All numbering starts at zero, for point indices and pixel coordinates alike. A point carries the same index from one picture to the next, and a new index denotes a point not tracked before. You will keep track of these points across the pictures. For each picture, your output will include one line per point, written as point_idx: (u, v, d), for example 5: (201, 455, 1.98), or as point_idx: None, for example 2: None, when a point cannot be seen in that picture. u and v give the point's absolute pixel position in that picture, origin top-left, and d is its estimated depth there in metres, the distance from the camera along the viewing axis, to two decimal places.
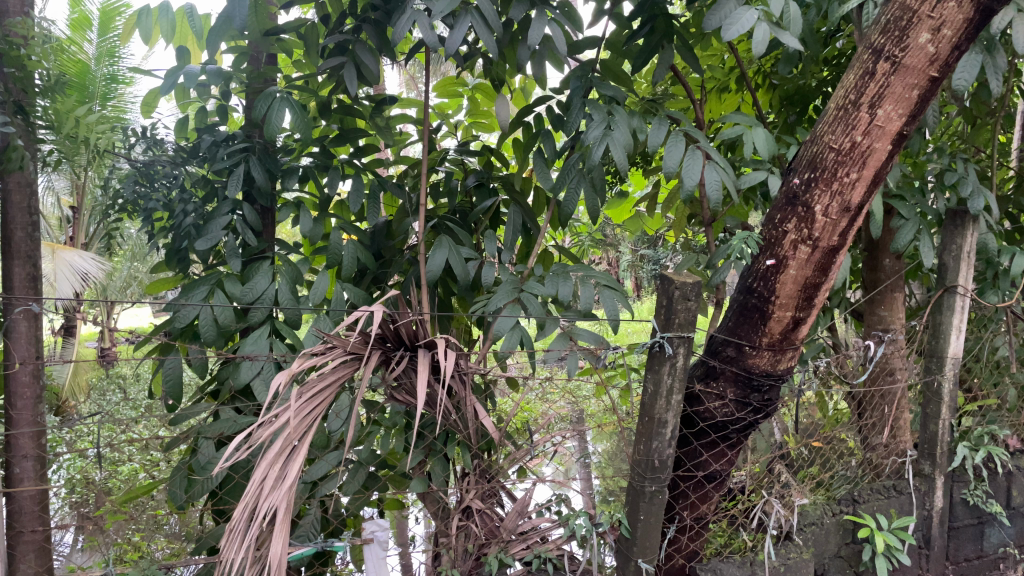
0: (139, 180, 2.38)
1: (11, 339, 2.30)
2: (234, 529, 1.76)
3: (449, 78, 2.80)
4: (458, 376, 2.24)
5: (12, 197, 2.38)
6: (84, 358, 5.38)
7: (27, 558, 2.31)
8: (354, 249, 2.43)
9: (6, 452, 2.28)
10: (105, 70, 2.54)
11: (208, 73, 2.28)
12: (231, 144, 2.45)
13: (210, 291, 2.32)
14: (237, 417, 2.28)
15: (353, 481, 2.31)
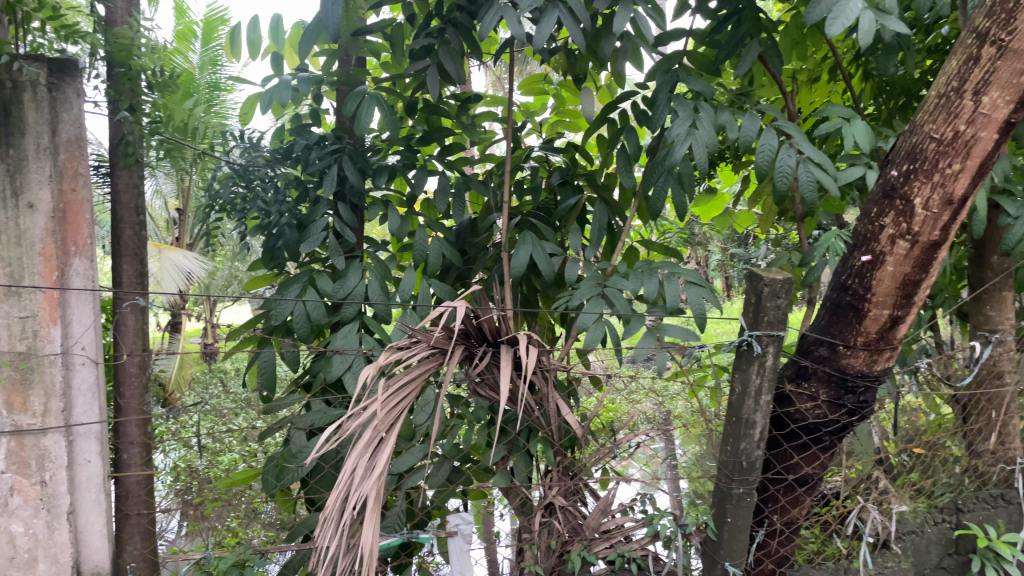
0: (237, 180, 2.52)
1: (119, 332, 2.43)
2: (327, 517, 1.83)
3: (535, 75, 2.82)
4: (541, 373, 2.25)
5: (121, 198, 2.52)
6: (188, 351, 5.66)
7: (132, 541, 2.41)
8: (439, 246, 2.46)
9: (115, 438, 2.38)
10: (208, 79, 2.85)
11: (299, 80, 2.37)
12: (323, 146, 2.51)
13: (304, 288, 2.41)
14: (327, 408, 2.35)
15: (438, 474, 2.36)
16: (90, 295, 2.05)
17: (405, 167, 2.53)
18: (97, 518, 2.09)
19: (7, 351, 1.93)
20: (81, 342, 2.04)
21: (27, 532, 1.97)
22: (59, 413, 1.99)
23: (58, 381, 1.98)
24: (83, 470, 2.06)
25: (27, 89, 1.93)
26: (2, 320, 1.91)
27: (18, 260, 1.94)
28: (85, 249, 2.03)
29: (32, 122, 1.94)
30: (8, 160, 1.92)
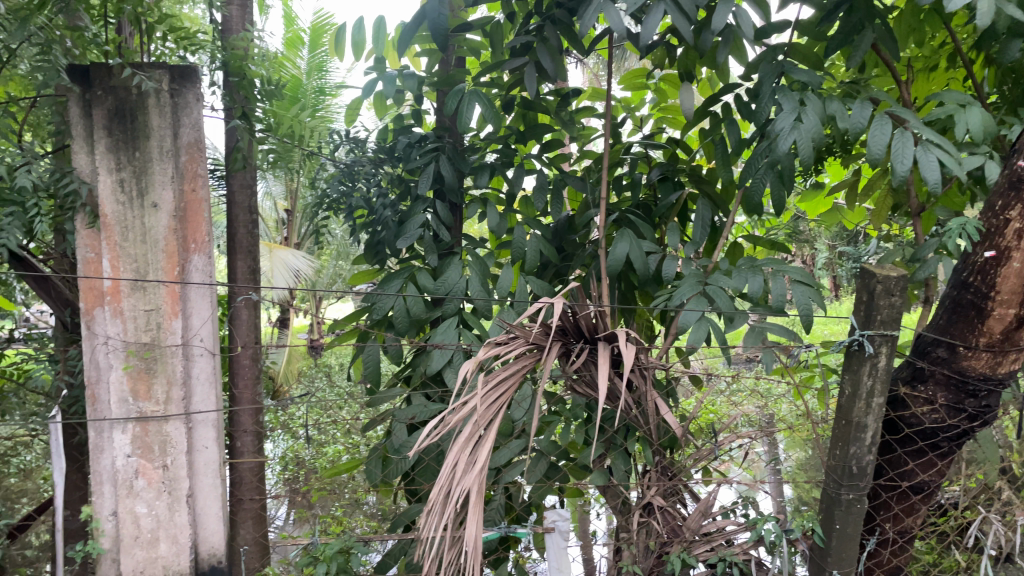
0: (343, 179, 2.67)
1: (234, 326, 2.58)
2: (432, 510, 1.86)
3: (635, 70, 2.78)
4: (639, 371, 2.23)
5: (236, 199, 2.65)
6: (296, 345, 5.88)
7: (245, 524, 2.52)
8: (537, 243, 2.47)
9: (230, 426, 2.55)
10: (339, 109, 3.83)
11: (404, 77, 2.41)
12: (424, 144, 2.53)
13: (403, 284, 2.45)
14: (427, 402, 2.39)
15: (535, 470, 2.36)
16: (208, 289, 2.15)
17: (503, 165, 2.55)
18: (214, 502, 2.19)
19: (134, 342, 2.06)
20: (199, 334, 2.15)
21: (151, 513, 2.09)
22: (180, 401, 2.10)
23: (179, 370, 2.10)
24: (201, 455, 2.17)
25: (151, 96, 2.05)
26: (130, 313, 2.05)
27: (144, 257, 2.06)
28: (203, 247, 2.14)
29: (156, 127, 2.06)
30: (135, 162, 2.05)
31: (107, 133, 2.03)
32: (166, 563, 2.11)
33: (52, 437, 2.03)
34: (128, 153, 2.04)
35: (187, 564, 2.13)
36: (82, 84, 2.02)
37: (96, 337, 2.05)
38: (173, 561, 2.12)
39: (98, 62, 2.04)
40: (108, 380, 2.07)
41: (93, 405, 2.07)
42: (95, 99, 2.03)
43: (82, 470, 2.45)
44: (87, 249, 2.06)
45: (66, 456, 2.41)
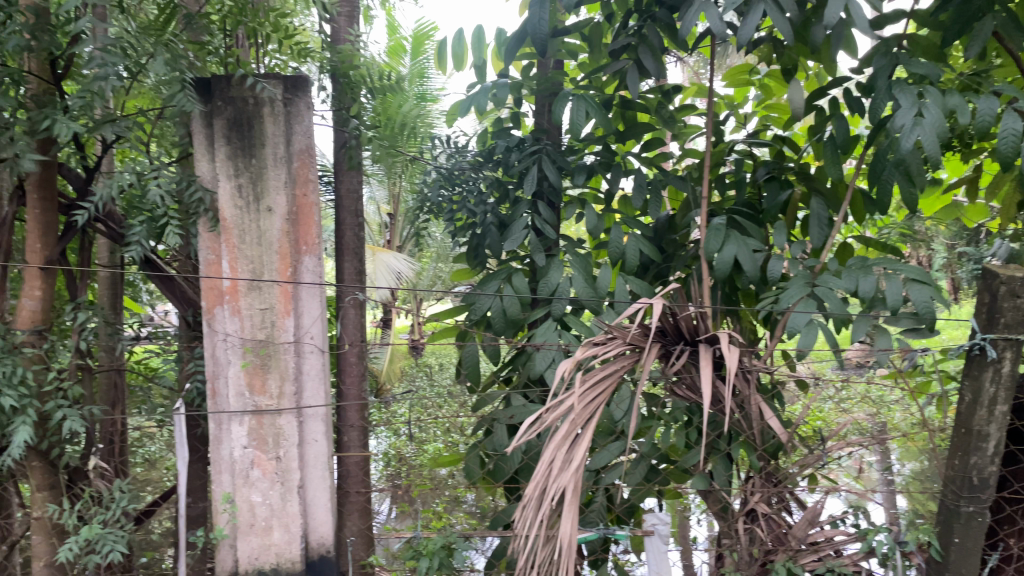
0: (443, 184, 2.72)
1: (342, 324, 2.69)
2: (527, 506, 1.89)
3: (739, 66, 2.72)
4: (742, 374, 2.20)
5: (343, 203, 2.75)
6: (398, 345, 6.02)
7: (352, 517, 2.62)
8: (636, 243, 2.45)
9: (338, 421, 2.65)
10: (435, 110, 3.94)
11: (500, 86, 2.45)
12: (523, 147, 2.56)
13: (501, 285, 2.48)
14: (526, 402, 2.42)
15: (635, 472, 2.34)
16: (318, 289, 2.23)
17: (603, 166, 2.54)
18: (323, 494, 2.27)
19: (250, 339, 2.17)
20: (311, 332, 2.24)
21: (265, 502, 2.20)
22: (292, 396, 2.20)
23: (291, 366, 2.20)
24: (311, 448, 2.26)
25: (266, 105, 2.16)
26: (247, 311, 2.16)
27: (259, 258, 2.18)
28: (314, 248, 2.21)
29: (270, 134, 2.16)
30: (252, 169, 2.16)
31: (226, 141, 2.15)
32: (279, 550, 2.21)
33: (177, 428, 2.17)
34: (246, 160, 2.16)
35: (298, 552, 2.22)
36: (204, 95, 2.14)
37: (217, 334, 2.18)
38: (286, 549, 2.22)
39: (218, 74, 2.16)
40: (227, 374, 2.19)
41: (214, 398, 2.20)
42: (216, 109, 2.15)
43: (203, 460, 2.60)
44: (208, 251, 2.18)
45: (189, 446, 2.56)
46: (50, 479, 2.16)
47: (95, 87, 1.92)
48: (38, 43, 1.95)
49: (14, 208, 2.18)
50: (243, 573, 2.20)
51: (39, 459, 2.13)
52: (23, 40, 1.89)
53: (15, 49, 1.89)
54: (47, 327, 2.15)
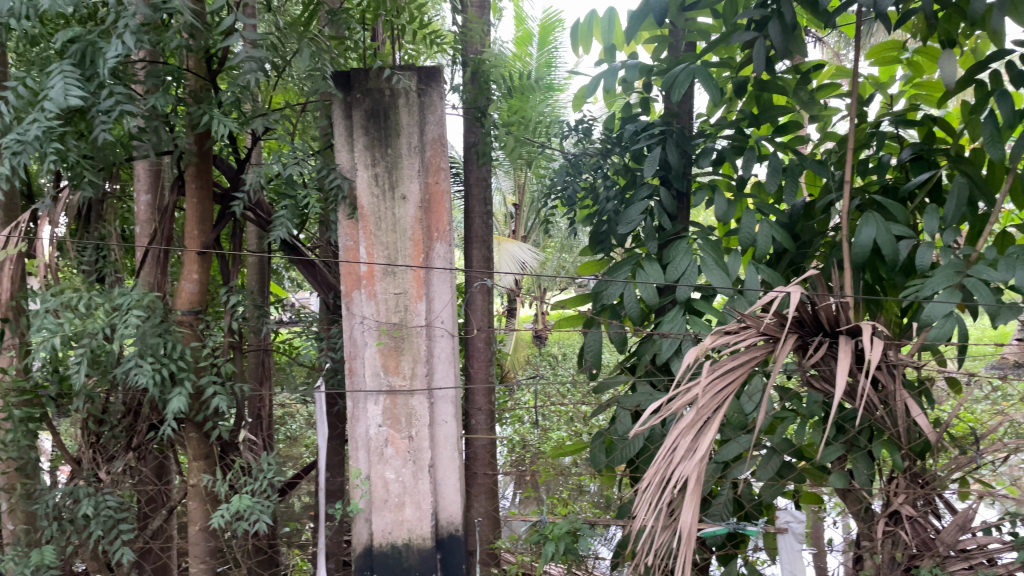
0: (569, 170, 2.72)
1: (470, 309, 2.77)
2: (647, 491, 1.85)
3: (886, 43, 2.57)
4: (887, 368, 2.11)
5: (473, 191, 2.82)
6: (523, 333, 6.07)
7: (479, 498, 2.70)
8: (770, 232, 2.35)
9: (465, 404, 2.73)
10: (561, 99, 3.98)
11: (628, 68, 2.42)
12: (651, 131, 2.51)
13: (630, 272, 2.47)
14: (653, 391, 2.39)
15: (768, 466, 2.26)
16: (448, 274, 2.29)
17: (734, 151, 2.45)
18: (452, 474, 2.32)
19: (385, 322, 2.26)
20: (441, 316, 2.30)
21: (398, 479, 2.28)
22: (424, 377, 2.27)
23: (423, 349, 2.27)
24: (441, 429, 2.32)
25: (402, 96, 2.22)
26: (382, 295, 2.25)
27: (394, 244, 2.25)
28: (445, 235, 2.30)
29: (405, 125, 2.23)
30: (387, 158, 2.23)
31: (364, 132, 2.23)
32: (411, 526, 2.28)
33: (318, 405, 2.27)
34: (382, 150, 2.23)
35: (428, 529, 2.29)
36: (345, 88, 2.24)
37: (354, 316, 2.28)
38: (417, 525, 2.28)
39: (358, 68, 2.25)
40: (363, 355, 2.29)
41: (350, 376, 2.30)
42: (355, 101, 2.24)
43: (340, 438, 2.73)
44: (347, 237, 2.28)
45: (328, 424, 2.69)
46: (204, 449, 2.32)
47: (245, 82, 2.05)
48: (195, 42, 2.10)
49: (174, 198, 2.34)
50: (377, 547, 2.28)
51: (194, 430, 2.29)
52: (184, 39, 2.04)
53: (176, 46, 2.03)
54: (202, 308, 2.30)
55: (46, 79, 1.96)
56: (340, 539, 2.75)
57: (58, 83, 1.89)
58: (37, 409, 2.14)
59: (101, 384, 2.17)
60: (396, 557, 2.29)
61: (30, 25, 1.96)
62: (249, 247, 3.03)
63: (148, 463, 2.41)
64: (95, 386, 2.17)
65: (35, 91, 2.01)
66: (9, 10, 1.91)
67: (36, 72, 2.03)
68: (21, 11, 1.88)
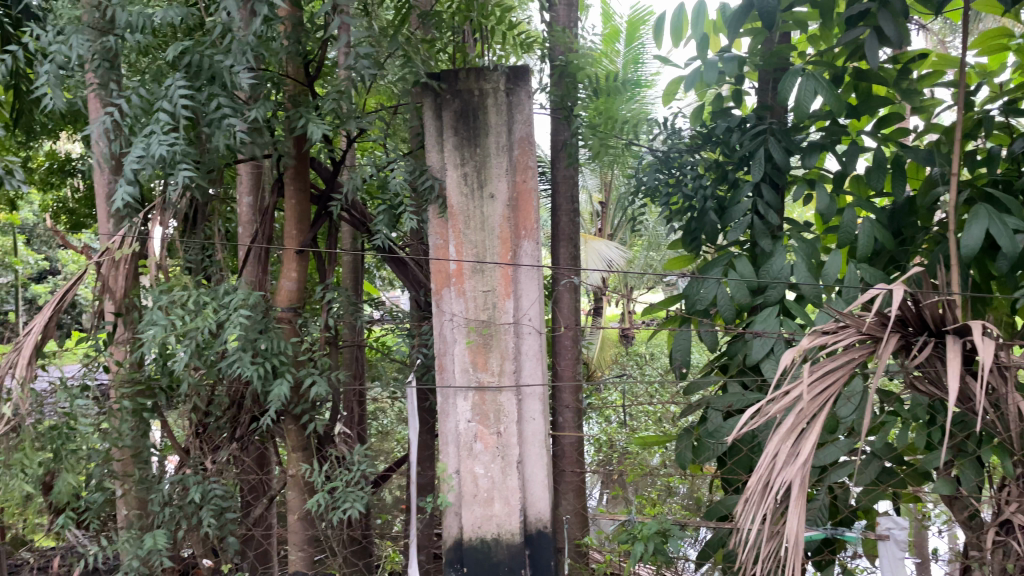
0: (660, 168, 2.68)
1: (558, 308, 2.80)
2: (749, 499, 1.81)
3: (995, 29, 2.44)
4: (998, 370, 2.00)
5: (560, 189, 2.82)
6: (609, 332, 6.05)
7: (567, 496, 2.70)
8: (870, 229, 2.27)
9: (553, 401, 2.75)
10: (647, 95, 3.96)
11: (726, 62, 2.38)
12: (747, 127, 2.46)
13: (723, 272, 2.42)
14: (744, 391, 2.34)
15: (867, 471, 2.18)
16: (537, 272, 2.30)
17: (832, 143, 2.36)
18: (540, 471, 2.34)
19: (474, 319, 2.29)
20: (529, 315, 2.31)
21: (487, 475, 2.31)
22: (512, 374, 2.29)
23: (510, 346, 2.29)
24: (529, 426, 2.33)
25: (491, 96, 2.25)
26: (471, 293, 2.28)
27: (482, 243, 2.28)
28: (532, 233, 2.28)
29: (494, 125, 2.25)
30: (476, 158, 2.26)
31: (454, 132, 2.27)
32: (500, 521, 2.31)
33: (409, 400, 2.33)
34: (471, 149, 2.27)
35: (517, 525, 2.30)
36: (435, 90, 2.28)
37: (444, 314, 2.32)
38: (506, 521, 2.31)
39: (447, 69, 2.30)
40: (452, 352, 2.33)
41: (441, 372, 2.34)
42: (445, 102, 2.29)
43: (431, 433, 2.78)
44: (437, 236, 2.32)
45: (419, 419, 2.75)
46: (302, 441, 2.41)
47: (342, 86, 2.12)
48: (296, 50, 2.18)
49: (275, 199, 2.44)
50: (467, 541, 2.32)
51: (293, 423, 2.39)
52: (285, 46, 2.13)
53: (277, 55, 2.12)
54: (300, 305, 2.40)
55: (160, 89, 2.08)
56: (430, 532, 2.81)
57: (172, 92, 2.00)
58: (151, 399, 2.27)
59: (208, 376, 2.28)
60: (486, 551, 2.32)
61: (146, 37, 2.09)
62: (343, 247, 3.13)
63: (250, 453, 2.52)
64: (202, 378, 2.29)
65: (150, 100, 2.14)
66: (127, 24, 2.04)
67: (150, 82, 2.16)
68: (137, 23, 2.00)
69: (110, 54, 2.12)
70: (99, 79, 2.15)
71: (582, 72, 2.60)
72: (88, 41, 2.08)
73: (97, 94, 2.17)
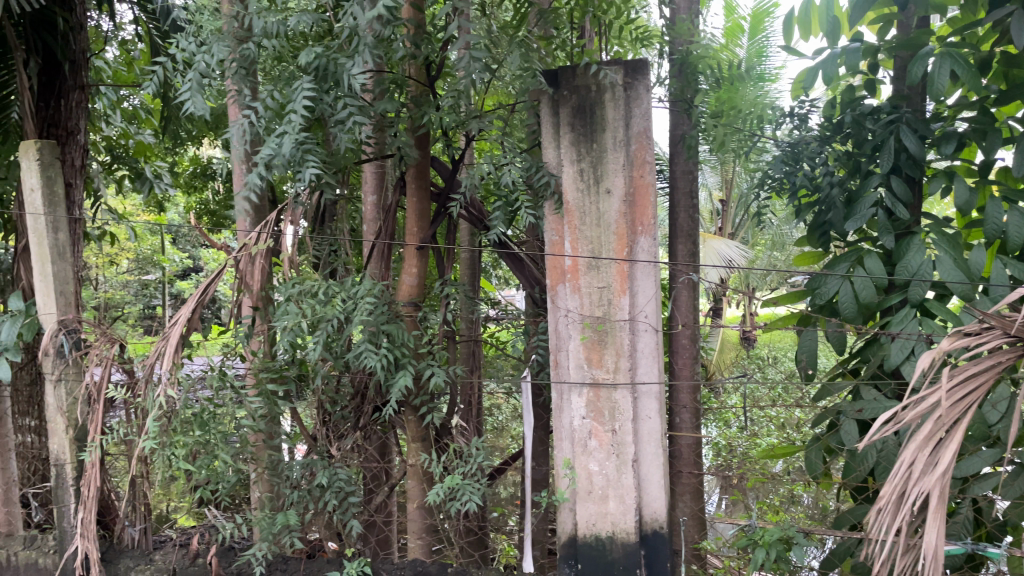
0: (786, 160, 2.53)
1: (675, 305, 2.72)
2: (882, 509, 1.70)
3: None
4: None
5: (678, 184, 2.77)
6: (729, 332, 5.90)
7: (685, 497, 2.66)
8: (1021, 220, 2.10)
9: (670, 401, 2.71)
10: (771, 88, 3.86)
11: (849, 52, 2.27)
12: (878, 116, 2.33)
13: (850, 268, 2.30)
14: (879, 397, 2.22)
15: (1015, 484, 2.01)
16: (653, 268, 2.26)
17: (977, 134, 2.19)
18: (656, 471, 2.29)
19: (589, 315, 2.28)
20: (645, 311, 2.27)
21: (602, 472, 2.29)
22: (627, 371, 2.26)
23: (626, 343, 2.26)
24: (645, 425, 2.29)
25: (608, 90, 2.24)
26: (586, 289, 2.28)
27: (598, 239, 2.26)
28: (649, 229, 2.25)
29: (611, 119, 2.24)
30: (593, 153, 2.26)
31: (571, 128, 2.27)
32: (615, 520, 2.29)
33: (524, 395, 2.35)
34: (588, 145, 2.26)
35: (633, 524, 2.28)
36: (552, 87, 2.29)
37: (558, 309, 2.33)
38: (621, 519, 2.29)
39: (565, 65, 2.30)
40: (567, 348, 2.33)
41: (555, 368, 2.35)
42: (562, 98, 2.28)
43: (546, 428, 2.80)
44: (553, 232, 2.33)
45: (534, 414, 2.78)
46: (421, 432, 2.48)
47: (460, 86, 2.16)
48: (419, 52, 2.25)
49: (397, 197, 2.53)
50: (581, 537, 2.32)
51: (413, 414, 2.46)
52: (407, 48, 2.19)
53: (401, 57, 2.19)
54: (420, 300, 2.47)
55: (291, 92, 2.19)
56: (545, 527, 2.83)
57: (301, 95, 2.10)
58: (283, 387, 2.40)
59: (335, 367, 2.39)
60: (601, 549, 2.31)
61: (279, 43, 2.21)
62: (462, 244, 3.21)
63: (372, 442, 2.61)
64: (330, 369, 2.39)
65: (283, 104, 2.26)
66: (263, 30, 2.16)
67: (282, 86, 2.28)
68: (273, 31, 2.12)
69: (247, 61, 2.25)
70: (238, 83, 2.29)
71: (701, 70, 2.54)
72: (227, 48, 2.22)
73: (234, 98, 2.31)
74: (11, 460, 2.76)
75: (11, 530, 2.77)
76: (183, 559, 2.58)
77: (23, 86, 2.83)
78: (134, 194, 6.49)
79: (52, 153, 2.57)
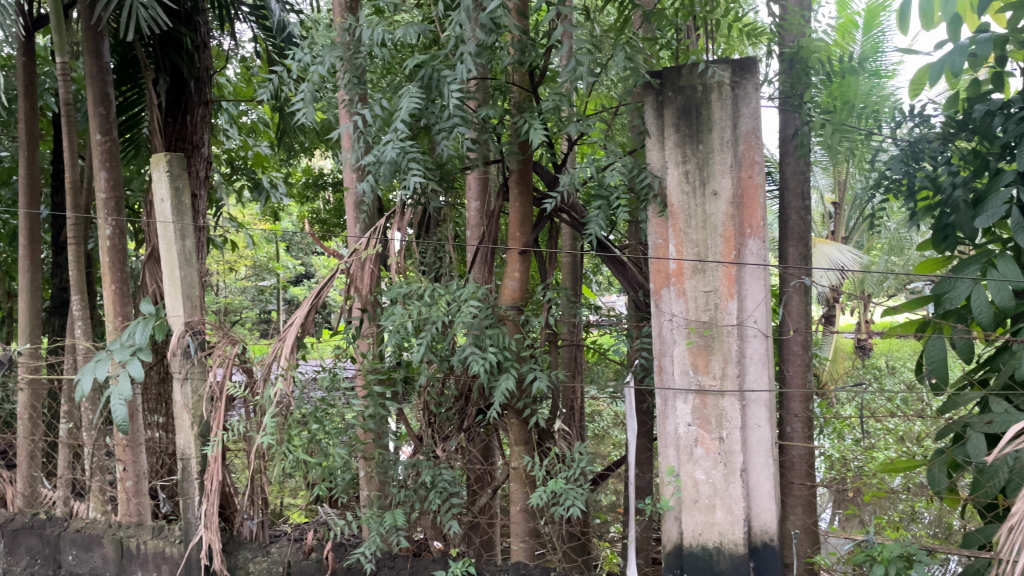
0: (905, 159, 2.42)
1: (786, 311, 2.65)
2: (1016, 528, 1.59)
3: None
4: None
5: (789, 184, 2.69)
6: (842, 339, 5.65)
7: (796, 510, 2.56)
8: None
9: (780, 409, 2.63)
10: None
11: (979, 42, 2.12)
12: (1009, 111, 2.18)
13: (984, 269, 2.17)
14: (1011, 409, 2.08)
15: None
16: (763, 271, 2.21)
17: None
18: (766, 481, 2.22)
19: (694, 320, 2.23)
20: (754, 316, 2.21)
21: (708, 480, 2.24)
22: (735, 378, 2.19)
23: (734, 348, 2.19)
24: (754, 433, 2.23)
25: (715, 90, 2.18)
26: (691, 293, 2.23)
27: (704, 242, 2.21)
28: (758, 231, 2.19)
29: (718, 119, 2.18)
30: (699, 155, 2.21)
31: (676, 129, 2.24)
32: (722, 530, 2.23)
33: (627, 400, 2.31)
34: (693, 146, 2.22)
35: (741, 535, 2.21)
36: (657, 88, 2.26)
37: (663, 314, 2.30)
38: (728, 530, 2.22)
39: (671, 66, 2.26)
40: (672, 353, 2.29)
41: (660, 373, 2.32)
42: (667, 99, 2.25)
43: (649, 434, 2.76)
44: (656, 236, 2.31)
45: (638, 419, 2.74)
46: (524, 435, 2.50)
47: (564, 90, 2.17)
48: (522, 58, 2.27)
49: (501, 202, 2.56)
50: (687, 546, 2.27)
51: (515, 417, 2.48)
52: (511, 54, 2.21)
53: (504, 63, 2.21)
54: (522, 304, 2.48)
55: (397, 102, 2.25)
56: (649, 535, 2.79)
57: (406, 104, 2.14)
58: (391, 388, 2.46)
59: (440, 369, 2.44)
60: (708, 559, 2.25)
61: (388, 52, 2.27)
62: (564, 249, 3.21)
63: (476, 444, 2.64)
64: (435, 371, 2.44)
65: (391, 112, 2.32)
66: (372, 40, 2.23)
67: (390, 95, 2.34)
68: (382, 41, 2.19)
69: (359, 70, 2.33)
70: (350, 93, 2.37)
71: (812, 67, 2.46)
72: (340, 58, 2.30)
73: (346, 107, 2.39)
74: (141, 453, 2.94)
75: (142, 520, 2.95)
76: (298, 553, 2.69)
77: (153, 104, 3.03)
78: (252, 206, 6.83)
79: (180, 165, 2.73)
